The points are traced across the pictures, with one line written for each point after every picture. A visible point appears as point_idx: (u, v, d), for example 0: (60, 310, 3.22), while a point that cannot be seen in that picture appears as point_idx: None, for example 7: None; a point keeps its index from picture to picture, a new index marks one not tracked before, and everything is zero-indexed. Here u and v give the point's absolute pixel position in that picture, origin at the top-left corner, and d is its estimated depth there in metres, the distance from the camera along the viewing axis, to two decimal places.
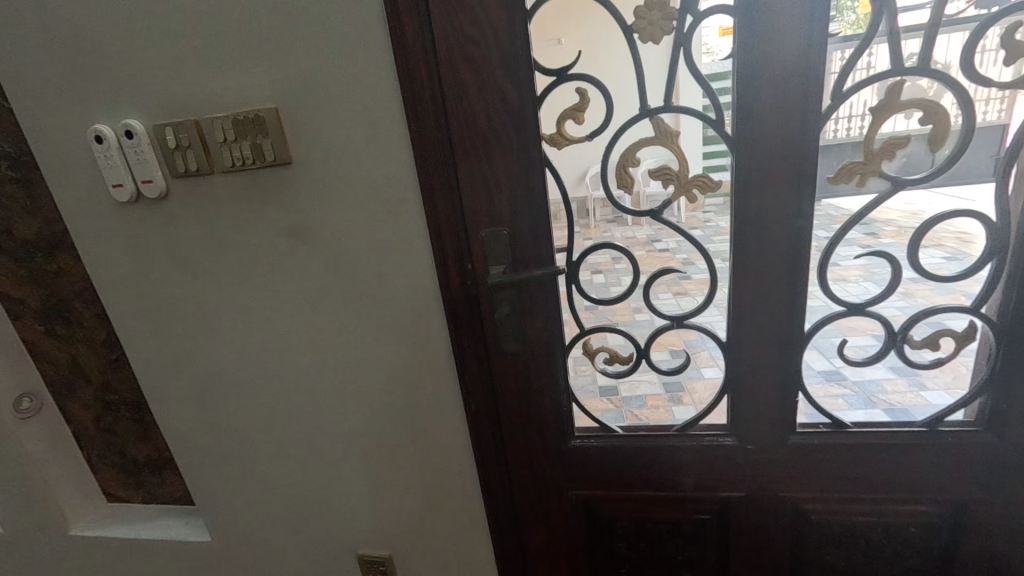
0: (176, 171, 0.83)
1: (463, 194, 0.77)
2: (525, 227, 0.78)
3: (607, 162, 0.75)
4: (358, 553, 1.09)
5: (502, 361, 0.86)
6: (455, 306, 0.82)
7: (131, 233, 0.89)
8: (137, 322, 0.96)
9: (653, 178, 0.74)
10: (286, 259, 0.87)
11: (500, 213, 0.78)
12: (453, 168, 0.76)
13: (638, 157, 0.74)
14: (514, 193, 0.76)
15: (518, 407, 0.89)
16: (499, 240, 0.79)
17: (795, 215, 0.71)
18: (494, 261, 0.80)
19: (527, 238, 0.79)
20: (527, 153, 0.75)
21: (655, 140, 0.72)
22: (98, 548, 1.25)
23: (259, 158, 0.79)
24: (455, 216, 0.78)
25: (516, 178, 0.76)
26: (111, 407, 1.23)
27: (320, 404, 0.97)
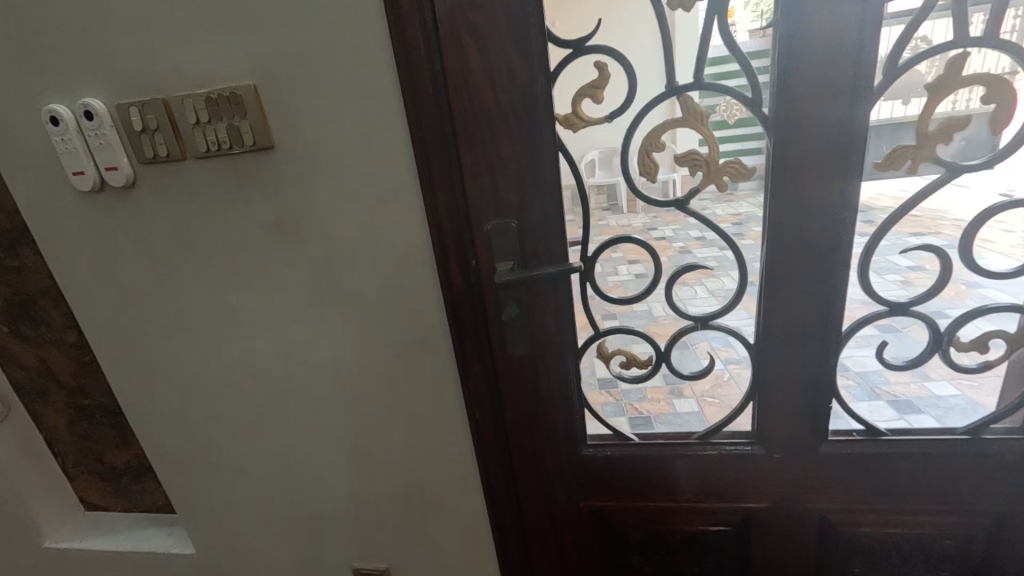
0: (144, 157, 0.74)
1: (466, 183, 0.69)
2: (535, 219, 0.71)
3: (628, 149, 0.67)
4: (353, 565, 1.03)
5: (508, 366, 0.78)
6: (457, 305, 0.75)
7: (96, 226, 0.80)
8: (108, 324, 0.88)
9: (678, 165, 0.67)
10: (269, 254, 0.79)
11: (509, 203, 0.70)
12: (455, 151, 0.68)
13: (664, 141, 0.66)
14: (524, 180, 0.69)
15: (526, 414, 0.82)
16: (507, 234, 0.71)
17: (839, 207, 0.63)
18: (499, 257, 0.72)
19: (538, 231, 0.71)
20: (538, 137, 0.67)
21: (680, 122, 0.65)
22: (76, 561, 1.17)
23: (237, 142, 0.71)
24: (457, 206, 0.70)
25: (526, 165, 0.68)
26: (84, 412, 1.14)
27: (310, 411, 0.90)
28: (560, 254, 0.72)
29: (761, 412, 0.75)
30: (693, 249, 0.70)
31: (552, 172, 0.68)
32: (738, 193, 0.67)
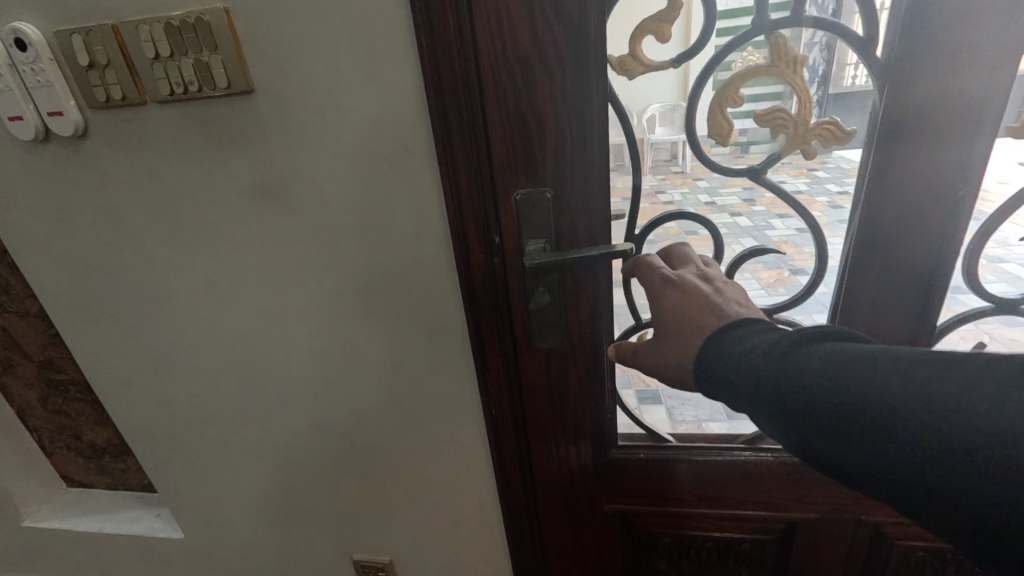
0: (94, 101, 0.60)
1: (493, 142, 0.57)
2: (575, 188, 0.59)
3: (693, 104, 0.56)
4: (353, 557, 0.96)
5: (532, 357, 0.68)
6: (477, 288, 0.63)
7: (44, 184, 0.67)
8: (71, 297, 0.77)
9: (757, 126, 0.55)
10: (253, 223, 0.67)
11: (543, 169, 0.58)
12: (479, 99, 0.54)
13: (743, 96, 0.54)
14: (563, 141, 0.56)
15: (551, 411, 0.72)
16: (540, 206, 0.59)
17: (958, 188, 0.52)
18: (528, 232, 0.60)
19: (578, 202, 0.59)
20: (585, 86, 0.54)
21: (766, 71, 0.53)
22: (58, 542, 1.11)
23: (207, 84, 0.57)
24: (480, 170, 0.58)
25: (567, 121, 0.55)
26: (57, 387, 1.05)
27: (304, 398, 0.80)
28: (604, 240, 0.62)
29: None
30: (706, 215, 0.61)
31: (599, 131, 0.56)
32: (749, 155, 0.57)
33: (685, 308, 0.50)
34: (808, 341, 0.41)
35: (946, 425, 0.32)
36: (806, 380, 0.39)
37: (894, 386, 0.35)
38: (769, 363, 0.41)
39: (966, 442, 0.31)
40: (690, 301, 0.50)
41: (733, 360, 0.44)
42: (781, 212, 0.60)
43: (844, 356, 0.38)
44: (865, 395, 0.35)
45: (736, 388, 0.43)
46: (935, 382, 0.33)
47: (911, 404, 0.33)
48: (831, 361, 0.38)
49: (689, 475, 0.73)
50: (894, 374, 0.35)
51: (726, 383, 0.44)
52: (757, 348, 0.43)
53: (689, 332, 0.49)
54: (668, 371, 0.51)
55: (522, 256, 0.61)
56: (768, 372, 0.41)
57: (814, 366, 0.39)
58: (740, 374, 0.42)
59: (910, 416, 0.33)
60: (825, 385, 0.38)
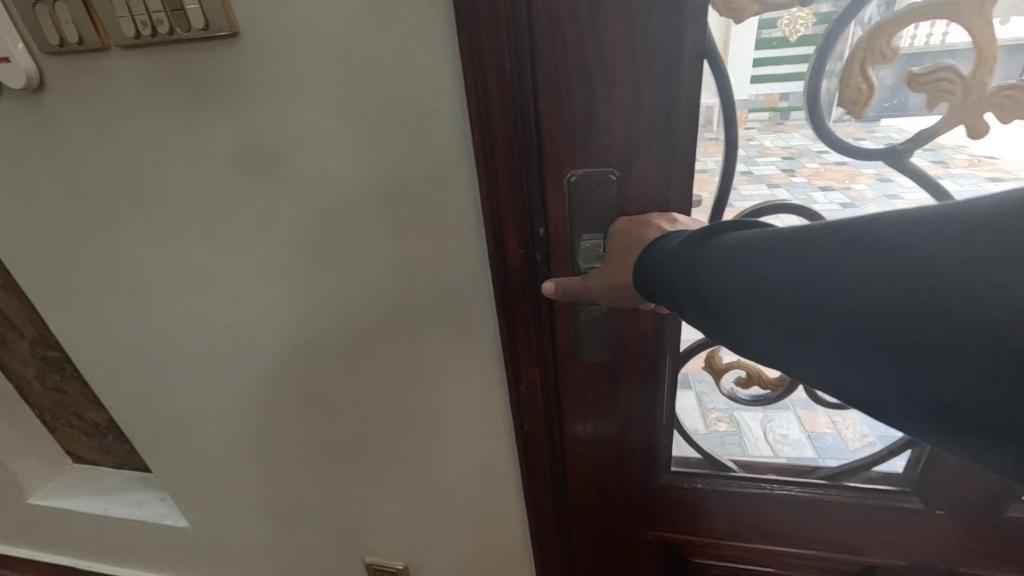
0: (46, 45, 0.49)
1: (549, 106, 0.45)
2: (647, 170, 0.47)
3: (825, 57, 0.43)
4: (364, 559, 0.89)
5: (574, 370, 0.58)
6: (516, 288, 0.53)
7: (4, 147, 0.57)
8: (51, 276, 0.68)
9: (912, 93, 0.42)
10: (244, 200, 0.56)
11: (609, 144, 0.46)
12: (530, 51, 0.43)
13: (897, 48, 0.41)
14: (639, 110, 0.44)
15: (592, 428, 0.62)
16: (600, 191, 0.48)
17: None
18: (582, 222, 0.49)
19: (649, 188, 0.48)
20: (678, 37, 0.41)
21: (930, 12, 0.40)
22: (64, 519, 1.07)
23: (180, 25, 0.46)
24: (529, 141, 0.46)
25: (648, 84, 0.43)
26: (53, 364, 0.98)
27: (310, 396, 0.71)
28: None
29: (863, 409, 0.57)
30: (742, 184, 0.49)
31: (687, 97, 0.43)
32: (789, 123, 0.46)
33: (627, 229, 0.47)
34: (724, 231, 0.35)
35: (859, 294, 0.26)
36: (723, 272, 0.33)
37: (801, 267, 0.29)
38: (691, 260, 0.36)
39: (883, 307, 0.25)
40: (633, 223, 0.47)
41: (660, 268, 0.39)
42: (824, 184, 0.48)
43: (760, 238, 0.33)
44: (780, 278, 0.30)
45: (670, 295, 0.38)
46: (846, 247, 0.27)
47: (825, 279, 0.28)
48: (744, 247, 0.32)
49: (744, 510, 0.63)
50: (804, 247, 0.29)
51: (661, 292, 0.39)
52: (681, 247, 0.38)
53: (626, 249, 0.45)
54: (608, 294, 0.47)
55: (575, 252, 0.51)
56: (691, 268, 0.35)
57: (729, 252, 0.33)
58: (669, 282, 0.38)
59: (829, 293, 0.27)
60: (743, 274, 0.32)
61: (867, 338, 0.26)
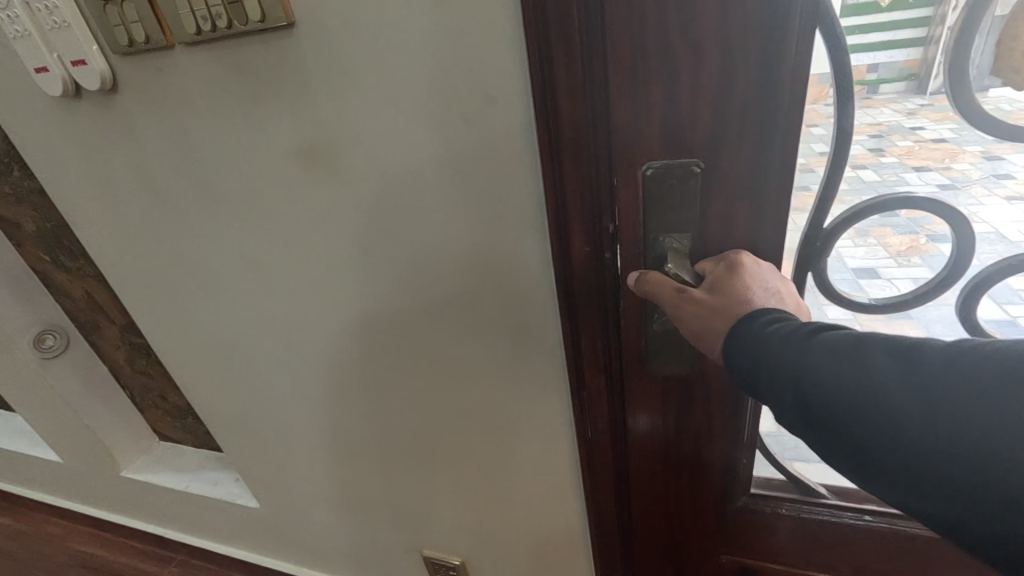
0: (117, 46, 0.50)
1: (622, 93, 0.40)
2: (737, 162, 0.42)
3: (976, 18, 0.38)
4: (422, 552, 0.90)
5: (647, 384, 0.54)
6: (581, 292, 0.49)
7: (84, 146, 0.59)
8: (131, 270, 0.72)
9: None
10: (303, 196, 0.55)
11: (693, 133, 0.41)
12: (600, 28, 0.38)
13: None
14: (731, 93, 0.39)
15: (662, 446, 0.57)
16: (680, 185, 0.43)
17: None
18: (658, 222, 0.45)
19: (739, 181, 0.42)
20: (782, 4, 0.35)
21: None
22: (151, 493, 1.15)
23: (238, 18, 0.45)
24: (600, 131, 0.42)
25: (744, 63, 0.37)
26: (139, 350, 1.05)
27: (369, 390, 0.72)
28: (770, 236, 0.45)
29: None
30: (833, 159, 0.45)
31: (793, 72, 0.37)
32: (878, 97, 0.42)
33: (754, 280, 0.41)
34: (825, 327, 0.36)
35: (964, 439, 0.28)
36: (822, 378, 0.33)
37: (921, 387, 0.30)
38: (787, 351, 0.35)
39: (981, 461, 0.28)
40: (759, 277, 0.42)
41: (761, 338, 0.37)
42: (919, 164, 0.44)
43: (863, 346, 0.33)
44: (882, 399, 0.31)
45: (751, 373, 0.37)
46: (959, 392, 0.29)
47: (931, 418, 0.29)
48: (847, 360, 0.33)
49: (823, 536, 0.59)
50: (916, 373, 0.30)
51: (743, 364, 0.38)
52: (778, 330, 0.36)
53: (753, 303, 0.40)
54: (693, 324, 0.42)
55: (650, 254, 0.46)
56: (784, 362, 0.35)
57: (829, 360, 0.33)
58: (773, 355, 0.36)
59: (931, 432, 0.29)
60: (843, 384, 0.33)
61: (947, 480, 0.29)
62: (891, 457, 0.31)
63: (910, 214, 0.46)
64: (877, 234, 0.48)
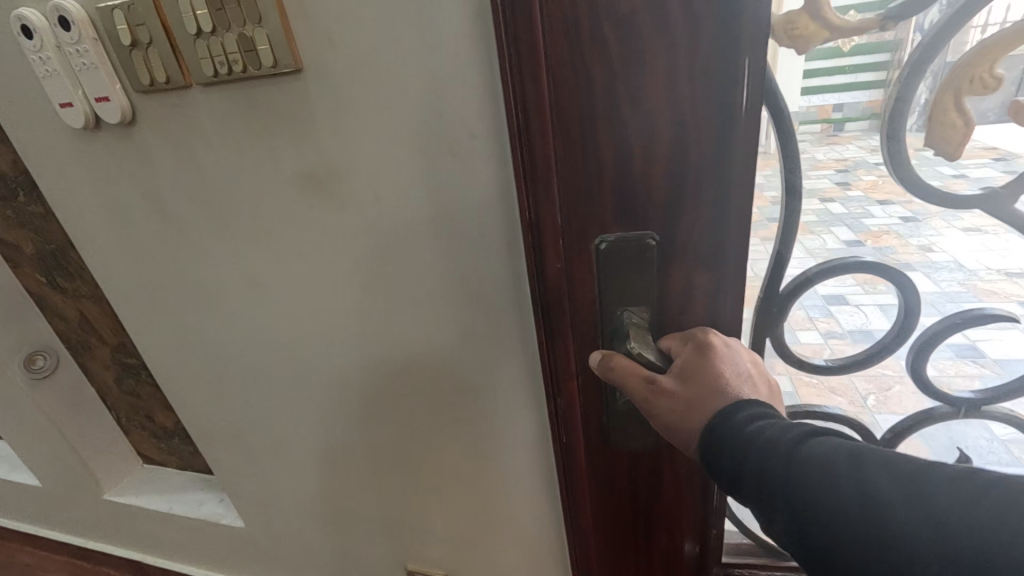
0: (139, 85, 0.55)
1: (581, 181, 0.47)
2: (692, 229, 0.48)
3: (912, 87, 0.46)
4: (407, 568, 0.92)
5: (608, 455, 0.61)
6: (565, 329, 0.54)
7: (99, 174, 0.64)
8: (133, 290, 0.76)
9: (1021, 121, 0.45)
10: (304, 221, 0.61)
11: (647, 208, 0.47)
12: (576, 120, 0.44)
13: (1000, 75, 0.43)
14: (681, 173, 0.45)
15: (644, 490, 0.62)
16: (637, 255, 0.50)
17: None
18: (626, 280, 0.51)
19: (694, 249, 0.49)
20: (717, 109, 0.42)
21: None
22: (134, 515, 1.16)
23: (252, 63, 0.51)
24: (571, 202, 0.48)
25: (691, 152, 0.44)
26: (130, 370, 1.07)
27: (358, 406, 0.75)
28: (733, 275, 0.50)
29: (933, 417, 0.62)
30: (787, 203, 0.53)
31: (740, 145, 0.43)
32: (845, 134, 0.49)
33: (724, 361, 0.46)
34: (817, 432, 0.39)
35: (949, 553, 0.31)
36: (815, 480, 0.36)
37: (909, 496, 0.33)
38: (778, 451, 0.38)
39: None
40: (730, 361, 0.46)
41: (740, 430, 0.41)
42: (882, 198, 0.52)
43: (854, 452, 0.36)
44: (872, 501, 0.34)
45: (734, 469, 0.40)
46: (949, 501, 0.32)
47: (916, 529, 0.32)
48: (840, 465, 0.36)
49: None
50: (905, 483, 0.33)
51: (728, 459, 0.41)
52: (764, 428, 0.40)
53: (724, 387, 0.44)
54: (669, 415, 0.46)
55: (613, 326, 0.53)
56: (779, 455, 0.38)
57: (823, 464, 0.36)
58: (751, 447, 0.39)
59: (915, 542, 0.32)
60: (837, 484, 0.35)
61: None
62: (875, 563, 0.34)
63: (874, 243, 0.54)
64: (850, 265, 0.54)
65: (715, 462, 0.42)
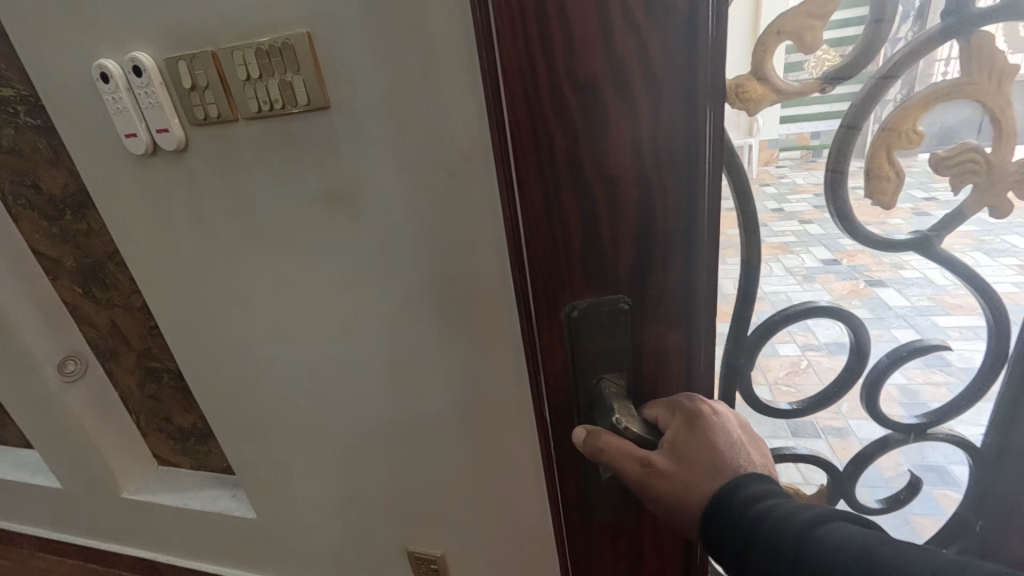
0: (195, 119, 0.68)
1: (552, 250, 0.47)
2: (662, 289, 0.48)
3: (855, 132, 0.48)
4: (409, 548, 1.02)
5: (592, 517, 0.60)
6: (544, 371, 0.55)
7: (150, 193, 0.76)
8: (169, 294, 0.86)
9: (940, 174, 0.49)
10: (324, 230, 0.72)
11: (617, 273, 0.48)
12: (547, 189, 0.44)
13: (921, 132, 0.47)
14: (650, 236, 0.46)
15: (629, 545, 0.62)
16: (610, 318, 0.50)
17: None
18: (599, 340, 0.51)
19: (666, 309, 0.49)
20: (683, 181, 0.43)
21: (960, 91, 0.46)
22: (148, 512, 1.24)
23: (290, 102, 0.64)
24: (544, 262, 0.48)
25: (659, 220, 0.45)
26: (153, 374, 1.16)
27: (366, 394, 0.86)
28: (704, 331, 0.50)
29: (887, 445, 0.63)
30: (745, 236, 0.54)
31: (705, 213, 0.45)
32: (820, 160, 0.50)
33: (716, 431, 0.46)
34: (827, 518, 0.39)
35: None
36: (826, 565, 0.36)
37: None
38: (785, 531, 0.39)
39: None
40: (721, 430, 0.47)
41: (742, 513, 0.42)
42: (849, 223, 0.52)
43: (865, 541, 0.36)
44: None
45: (742, 553, 0.41)
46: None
47: None
48: (853, 542, 0.36)
49: None
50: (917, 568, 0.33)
51: (735, 543, 0.41)
52: (769, 508, 0.41)
53: (717, 461, 0.45)
54: (667, 491, 0.46)
55: (596, 391, 0.53)
56: (786, 538, 0.39)
57: (837, 547, 0.36)
58: (751, 530, 0.40)
59: None
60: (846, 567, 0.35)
61: None
62: None
63: (849, 261, 0.54)
64: (822, 280, 0.55)
65: (723, 547, 0.42)
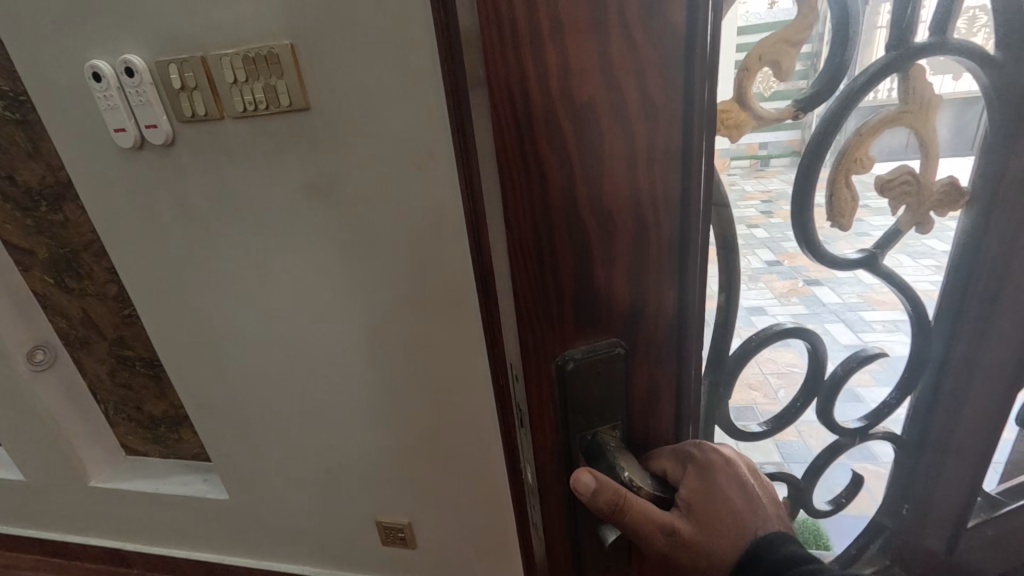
0: (182, 116, 0.75)
1: (530, 307, 0.30)
2: (656, 330, 0.32)
3: (821, 148, 0.47)
4: (378, 519, 1.10)
5: None
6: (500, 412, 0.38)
7: (135, 184, 0.82)
8: (149, 281, 0.92)
9: (879, 193, 0.51)
10: (302, 219, 0.80)
11: (605, 300, 0.30)
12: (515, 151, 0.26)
13: (870, 157, 0.48)
14: (648, 246, 0.29)
15: None
16: (604, 366, 0.32)
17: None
18: (581, 393, 0.33)
19: (660, 349, 0.32)
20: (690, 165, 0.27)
21: (899, 118, 0.47)
22: (117, 499, 1.26)
23: (274, 103, 0.72)
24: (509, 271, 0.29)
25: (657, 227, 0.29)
26: (126, 363, 1.19)
27: (339, 372, 0.94)
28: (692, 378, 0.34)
29: (837, 451, 0.67)
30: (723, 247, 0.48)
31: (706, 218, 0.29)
32: (769, 169, 0.47)
33: (731, 487, 0.35)
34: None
35: None
36: None
37: None
38: None
39: None
40: (736, 485, 0.35)
41: None
42: (804, 231, 0.51)
43: None
44: None
45: None
46: None
47: None
48: None
49: None
50: None
51: None
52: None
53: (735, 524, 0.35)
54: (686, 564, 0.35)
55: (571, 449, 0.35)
56: None
57: None
58: None
59: None
60: None
61: None
62: None
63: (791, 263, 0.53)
64: (767, 279, 0.53)
65: None
